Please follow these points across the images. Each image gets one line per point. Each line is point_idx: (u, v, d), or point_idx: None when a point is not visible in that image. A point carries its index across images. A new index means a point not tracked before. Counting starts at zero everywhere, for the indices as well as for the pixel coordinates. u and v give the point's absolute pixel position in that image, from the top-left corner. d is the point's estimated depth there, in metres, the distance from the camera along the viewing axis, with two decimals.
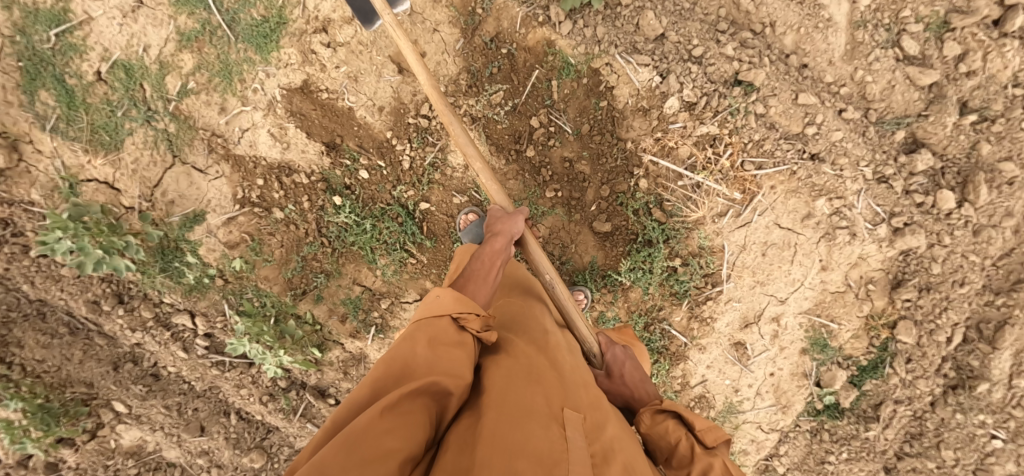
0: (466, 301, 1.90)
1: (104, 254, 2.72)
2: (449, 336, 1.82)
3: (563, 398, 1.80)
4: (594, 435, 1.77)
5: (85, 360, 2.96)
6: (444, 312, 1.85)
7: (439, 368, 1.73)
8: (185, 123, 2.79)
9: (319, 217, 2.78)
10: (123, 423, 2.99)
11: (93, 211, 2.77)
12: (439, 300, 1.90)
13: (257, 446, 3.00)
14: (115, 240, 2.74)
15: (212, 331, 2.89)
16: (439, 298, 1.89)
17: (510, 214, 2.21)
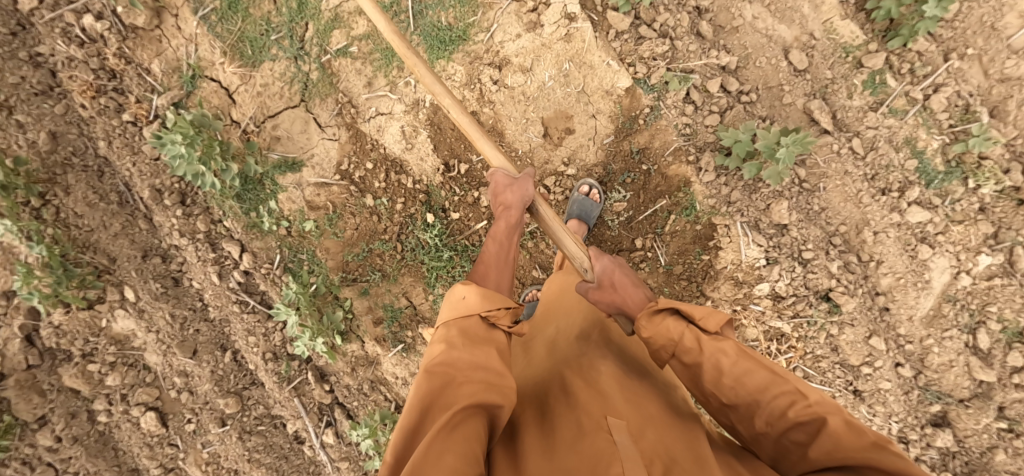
0: (493, 299, 1.95)
1: (203, 169, 2.66)
2: (477, 337, 1.88)
3: (606, 407, 1.81)
4: (641, 436, 1.73)
5: (119, 236, 2.91)
6: (472, 313, 1.91)
7: (472, 381, 1.75)
8: (328, 78, 2.82)
9: (404, 223, 2.81)
10: (122, 309, 2.91)
11: (214, 126, 2.74)
12: (464, 299, 1.95)
13: (235, 393, 2.91)
14: (218, 160, 2.69)
15: (253, 271, 2.86)
16: (466, 297, 1.95)
17: (517, 179, 2.21)
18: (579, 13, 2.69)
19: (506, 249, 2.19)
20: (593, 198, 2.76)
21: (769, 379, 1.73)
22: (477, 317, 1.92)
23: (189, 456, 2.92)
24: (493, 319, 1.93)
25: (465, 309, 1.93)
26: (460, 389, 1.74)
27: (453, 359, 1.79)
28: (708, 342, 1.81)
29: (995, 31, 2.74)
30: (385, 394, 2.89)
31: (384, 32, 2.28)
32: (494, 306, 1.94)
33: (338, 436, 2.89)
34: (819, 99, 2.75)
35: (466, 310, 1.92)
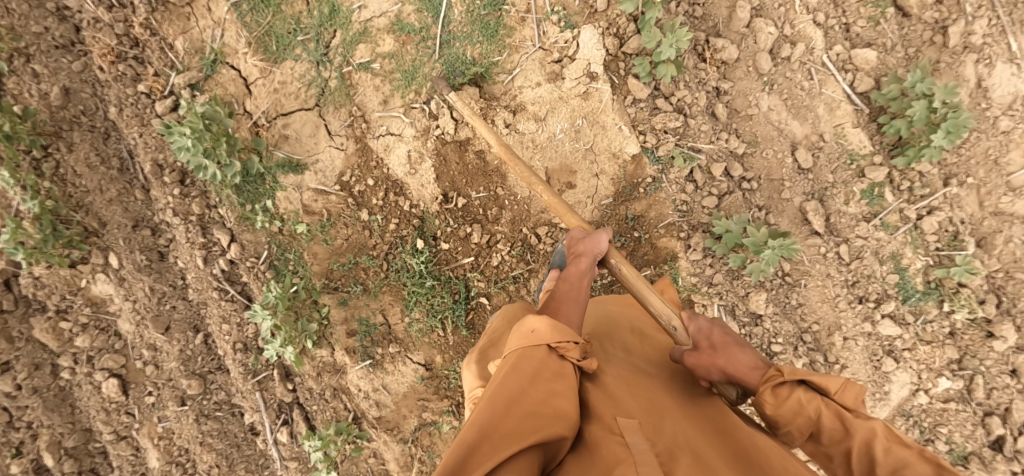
0: (562, 330, 1.83)
1: (207, 162, 2.69)
2: (548, 366, 1.74)
3: (660, 438, 1.72)
4: (657, 436, 1.73)
5: (113, 202, 2.94)
6: (541, 343, 1.78)
7: (539, 412, 1.64)
8: (346, 88, 2.86)
9: (394, 244, 2.85)
10: (103, 274, 2.93)
11: (223, 120, 2.76)
12: (534, 330, 1.81)
13: (199, 375, 2.95)
14: (223, 154, 2.72)
15: (238, 262, 2.90)
16: (536, 329, 1.81)
17: (596, 234, 2.21)
18: (600, 73, 2.76)
19: (577, 288, 2.10)
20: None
21: (825, 391, 1.71)
22: (546, 348, 1.78)
23: (143, 428, 2.95)
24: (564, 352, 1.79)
25: (532, 339, 1.80)
26: (524, 419, 1.62)
27: (521, 389, 1.67)
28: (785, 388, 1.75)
29: (998, 166, 2.81)
30: (346, 403, 2.93)
31: (490, 140, 2.51)
32: (567, 338, 1.81)
33: (291, 437, 2.93)
34: (816, 200, 2.80)
35: (537, 340, 1.79)
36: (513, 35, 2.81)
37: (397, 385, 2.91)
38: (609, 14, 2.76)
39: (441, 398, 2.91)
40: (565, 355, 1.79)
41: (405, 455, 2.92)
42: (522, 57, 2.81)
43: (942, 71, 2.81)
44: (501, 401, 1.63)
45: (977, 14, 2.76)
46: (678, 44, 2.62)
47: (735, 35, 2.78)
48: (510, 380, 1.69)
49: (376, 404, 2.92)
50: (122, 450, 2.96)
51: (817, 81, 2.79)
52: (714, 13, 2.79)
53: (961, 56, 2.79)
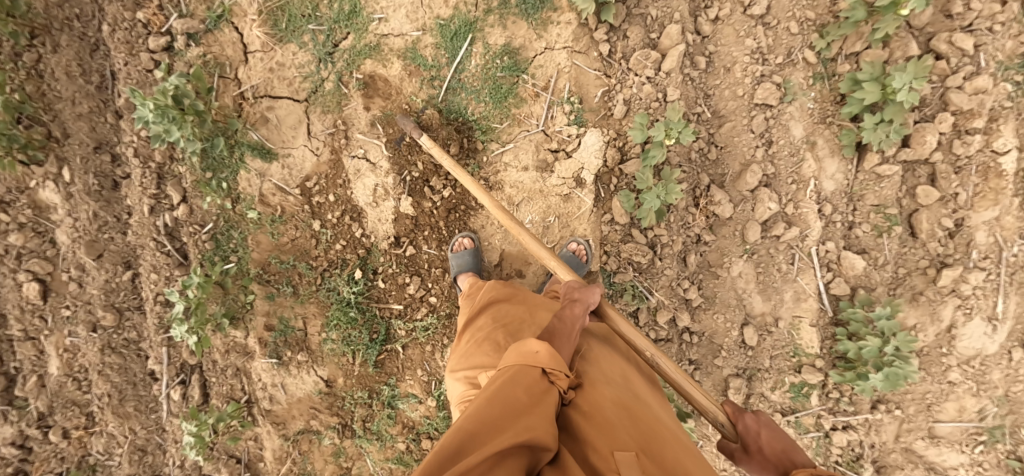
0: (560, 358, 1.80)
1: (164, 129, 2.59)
2: (538, 388, 1.71)
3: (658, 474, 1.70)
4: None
5: (83, 117, 2.89)
6: (536, 367, 1.75)
7: (523, 423, 1.61)
8: (341, 95, 2.76)
9: (335, 263, 2.86)
10: (52, 183, 2.87)
11: (192, 97, 2.61)
12: (534, 353, 1.78)
13: (117, 309, 3.01)
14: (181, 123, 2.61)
15: (184, 221, 2.86)
16: (538, 352, 1.78)
17: (588, 287, 2.06)
18: (588, 182, 2.67)
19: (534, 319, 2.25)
20: (580, 257, 2.63)
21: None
22: (540, 372, 1.74)
23: (51, 336, 2.97)
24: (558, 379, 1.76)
25: (531, 360, 1.76)
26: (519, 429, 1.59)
27: (512, 394, 1.67)
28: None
29: (929, 410, 2.79)
30: (244, 385, 2.99)
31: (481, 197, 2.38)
32: (563, 367, 1.78)
33: (183, 397, 3.02)
34: (744, 376, 2.80)
35: (535, 363, 1.76)
36: (522, 108, 2.68)
37: (295, 388, 2.98)
38: (621, 124, 2.66)
39: (332, 414, 2.98)
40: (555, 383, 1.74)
41: (283, 450, 2.99)
42: (521, 132, 2.69)
43: (921, 303, 2.72)
44: (488, 406, 1.64)
45: (979, 263, 2.67)
46: (665, 197, 2.56)
47: (735, 192, 2.70)
48: (512, 391, 1.66)
49: (270, 398, 2.98)
50: (25, 350, 2.97)
51: (796, 268, 2.73)
52: (726, 163, 2.70)
53: (945, 296, 2.70)
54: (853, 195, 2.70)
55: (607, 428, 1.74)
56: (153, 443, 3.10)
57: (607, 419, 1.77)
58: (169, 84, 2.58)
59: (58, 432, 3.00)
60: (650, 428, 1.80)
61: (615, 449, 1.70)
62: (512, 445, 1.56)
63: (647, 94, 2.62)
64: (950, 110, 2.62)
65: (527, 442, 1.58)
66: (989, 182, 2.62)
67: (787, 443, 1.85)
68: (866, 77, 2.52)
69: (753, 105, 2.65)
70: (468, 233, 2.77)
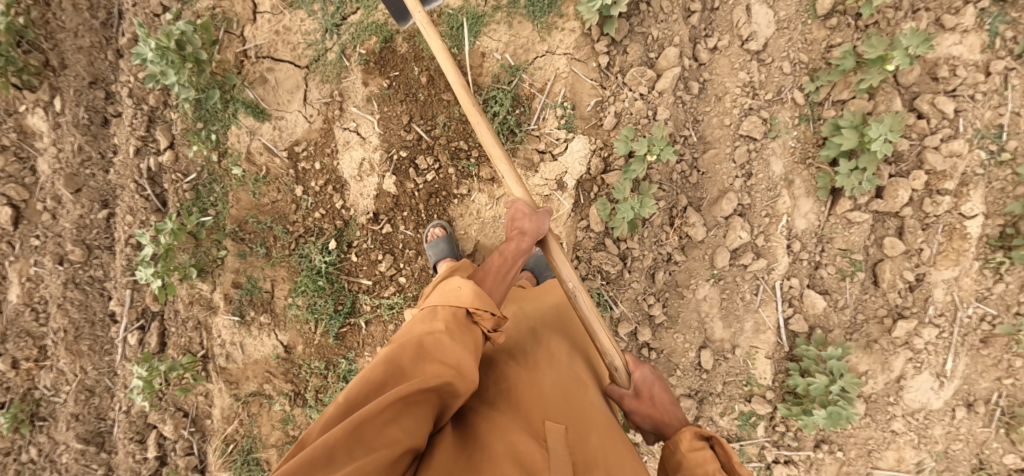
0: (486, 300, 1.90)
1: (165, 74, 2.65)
2: (461, 324, 1.81)
3: (575, 444, 1.82)
4: (575, 446, 1.82)
5: (83, 52, 2.91)
6: (461, 305, 1.85)
7: (432, 369, 1.69)
8: (341, 68, 2.79)
9: (312, 231, 2.87)
10: (42, 110, 2.91)
11: (194, 45, 2.69)
12: (459, 291, 1.90)
13: (86, 245, 2.99)
14: (182, 71, 2.67)
15: (168, 167, 2.89)
16: (463, 291, 1.90)
17: (540, 213, 2.09)
18: (569, 186, 2.71)
19: (507, 267, 2.06)
20: None
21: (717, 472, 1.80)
22: (464, 310, 1.85)
23: (16, 263, 3.01)
24: (478, 317, 1.86)
25: (456, 298, 1.87)
26: (431, 364, 1.70)
27: (441, 340, 1.75)
28: (695, 452, 1.85)
29: (870, 456, 2.86)
30: (202, 339, 3.00)
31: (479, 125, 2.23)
32: (485, 306, 1.87)
33: (140, 343, 3.00)
34: (695, 398, 2.85)
35: (458, 302, 1.86)
36: (516, 106, 2.74)
37: (253, 349, 2.99)
38: (609, 135, 2.73)
39: (286, 381, 2.98)
40: (479, 322, 1.85)
41: (231, 410, 3.01)
42: (512, 127, 2.73)
43: (874, 350, 2.79)
44: (420, 344, 1.74)
45: (934, 319, 2.76)
46: (639, 210, 2.63)
47: (710, 217, 2.75)
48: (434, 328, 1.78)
49: (227, 356, 3.00)
50: None
51: (759, 299, 2.80)
52: (705, 188, 2.76)
53: (899, 347, 2.79)
54: (823, 237, 2.78)
55: (538, 400, 1.89)
56: (101, 386, 3.08)
57: (540, 393, 1.92)
58: (176, 29, 2.66)
59: (7, 361, 3.02)
60: (579, 404, 1.95)
61: (546, 420, 1.84)
62: (421, 389, 1.64)
63: (638, 110, 2.70)
64: (925, 169, 2.71)
65: (439, 386, 1.67)
66: (953, 242, 2.73)
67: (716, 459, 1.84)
68: (845, 124, 2.63)
69: (738, 136, 2.73)
70: (440, 223, 2.79)
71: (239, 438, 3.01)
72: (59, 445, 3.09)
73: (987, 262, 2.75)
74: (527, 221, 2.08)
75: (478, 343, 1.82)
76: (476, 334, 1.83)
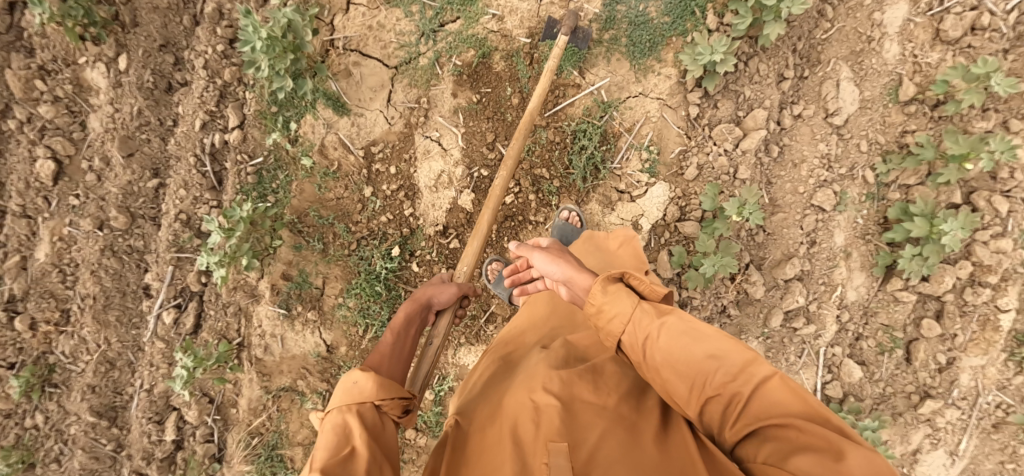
0: (389, 387, 1.89)
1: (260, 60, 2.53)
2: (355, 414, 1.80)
3: (581, 453, 1.73)
4: (582, 455, 1.72)
5: (156, 13, 2.77)
6: (366, 400, 1.83)
7: None
8: (431, 75, 2.75)
9: (375, 235, 2.81)
10: (104, 66, 2.77)
11: (300, 35, 2.57)
12: (360, 385, 1.86)
13: (129, 213, 2.84)
14: (281, 59, 2.55)
15: (232, 146, 2.78)
16: (361, 384, 1.86)
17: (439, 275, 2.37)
18: (643, 229, 2.77)
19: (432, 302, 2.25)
20: (572, 224, 2.68)
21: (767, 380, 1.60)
22: (354, 402, 1.82)
23: (49, 220, 2.85)
24: (385, 409, 1.86)
25: (349, 394, 1.84)
26: None
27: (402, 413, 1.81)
28: (739, 362, 1.62)
29: None
30: (240, 326, 2.90)
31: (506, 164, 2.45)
32: (363, 382, 1.86)
33: (175, 322, 2.87)
34: None
35: (362, 397, 1.84)
36: (602, 143, 2.77)
37: (293, 345, 2.90)
38: (689, 185, 2.77)
39: (322, 380, 2.93)
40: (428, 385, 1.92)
41: (260, 402, 2.92)
42: (596, 163, 2.76)
43: (898, 423, 2.94)
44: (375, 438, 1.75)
45: (956, 401, 2.93)
46: (720, 267, 2.67)
47: (770, 277, 2.84)
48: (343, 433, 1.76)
49: (264, 347, 2.90)
50: (18, 227, 2.83)
51: (802, 361, 2.92)
52: (769, 248, 2.84)
53: (920, 423, 2.94)
54: (869, 311, 2.90)
55: (540, 414, 1.82)
56: (123, 359, 2.94)
57: (544, 405, 1.84)
58: (284, 16, 2.49)
59: (25, 321, 2.85)
60: (584, 407, 1.84)
61: (548, 439, 1.74)
62: None
63: (720, 165, 2.74)
64: (971, 260, 2.84)
65: None
66: (985, 332, 2.88)
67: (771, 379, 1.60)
68: (917, 211, 2.73)
69: (809, 205, 2.82)
70: (497, 258, 2.76)
71: (264, 432, 2.93)
72: (69, 416, 2.94)
73: (1011, 354, 2.91)
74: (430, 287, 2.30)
75: (381, 406, 1.85)
76: (380, 410, 1.84)
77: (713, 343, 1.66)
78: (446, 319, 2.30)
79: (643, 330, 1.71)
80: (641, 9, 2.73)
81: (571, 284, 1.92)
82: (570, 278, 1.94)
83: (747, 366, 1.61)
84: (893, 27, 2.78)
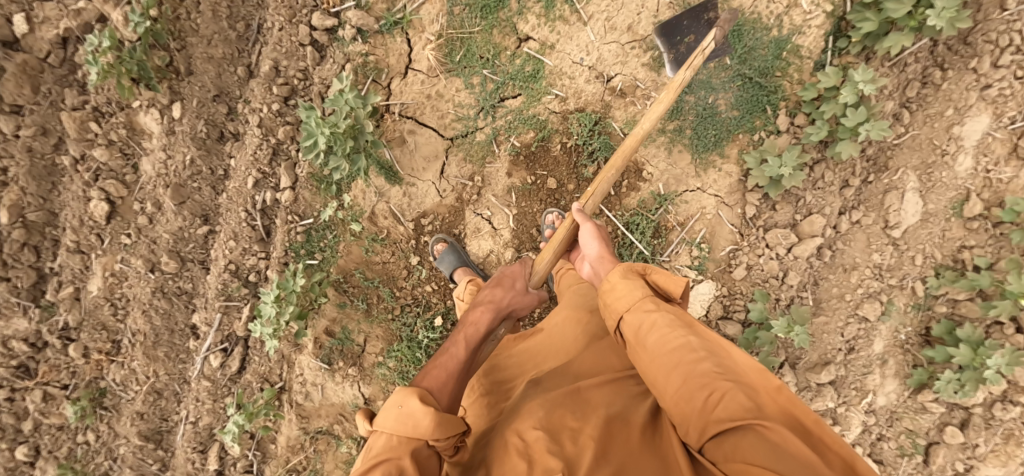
0: (448, 426, 1.72)
1: (319, 140, 2.52)
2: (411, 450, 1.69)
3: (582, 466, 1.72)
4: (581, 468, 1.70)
5: (212, 64, 2.74)
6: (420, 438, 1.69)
7: None
8: (487, 152, 2.71)
9: (418, 303, 2.89)
10: (159, 113, 2.76)
11: (361, 115, 2.54)
12: (415, 416, 1.71)
13: (181, 257, 2.90)
14: (342, 137, 2.53)
15: (284, 205, 2.79)
16: (419, 415, 1.70)
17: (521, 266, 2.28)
18: None
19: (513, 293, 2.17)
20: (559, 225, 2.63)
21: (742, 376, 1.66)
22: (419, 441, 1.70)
23: (102, 256, 2.90)
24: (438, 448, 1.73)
25: (412, 428, 1.70)
26: None
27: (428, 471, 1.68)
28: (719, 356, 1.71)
29: None
30: (283, 372, 2.99)
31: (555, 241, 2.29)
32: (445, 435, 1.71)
33: (221, 365, 2.98)
34: None
35: (416, 434, 1.70)
36: (654, 236, 2.77)
37: (332, 393, 3.00)
38: (737, 283, 2.75)
39: (357, 427, 3.02)
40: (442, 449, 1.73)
41: (298, 441, 3.03)
42: (643, 256, 2.78)
43: None
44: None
45: None
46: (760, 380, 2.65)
47: (803, 378, 2.88)
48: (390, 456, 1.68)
49: (305, 394, 3.00)
50: (71, 261, 2.89)
51: None
52: (807, 350, 2.85)
53: None
54: (895, 415, 2.94)
55: (540, 434, 1.82)
56: (170, 389, 3.04)
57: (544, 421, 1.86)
58: (345, 104, 2.51)
59: (78, 349, 2.95)
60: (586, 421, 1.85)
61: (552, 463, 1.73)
62: None
63: (770, 269, 2.72)
64: (1008, 378, 2.78)
65: None
66: (1008, 445, 2.84)
67: (746, 372, 1.67)
68: (961, 336, 2.72)
69: (853, 313, 2.81)
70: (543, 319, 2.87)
71: (301, 469, 3.05)
72: (119, 438, 3.06)
73: None
74: (501, 294, 2.15)
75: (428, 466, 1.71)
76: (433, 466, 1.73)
77: (703, 339, 1.75)
78: (503, 330, 2.15)
79: (644, 318, 1.82)
80: (711, 101, 2.64)
81: (599, 265, 2.10)
82: (604, 256, 2.11)
83: (734, 365, 1.69)
84: (971, 140, 2.63)
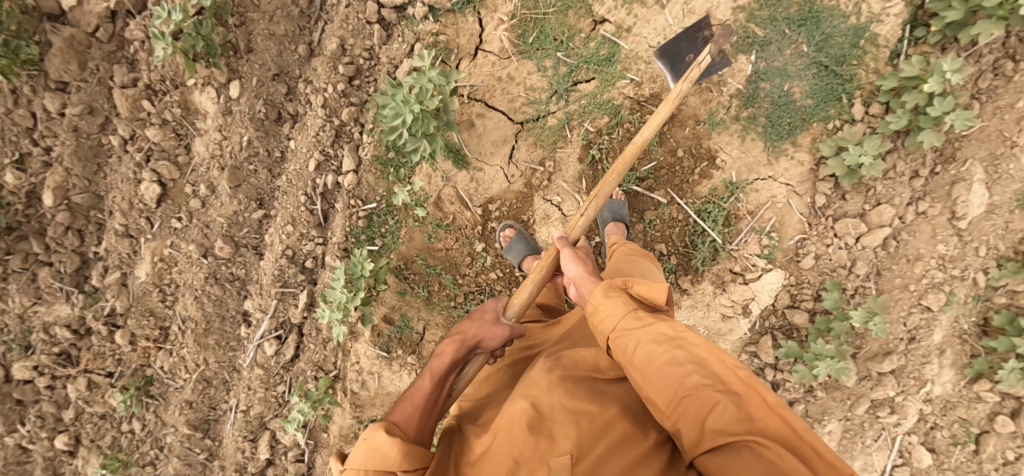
0: (414, 455, 1.81)
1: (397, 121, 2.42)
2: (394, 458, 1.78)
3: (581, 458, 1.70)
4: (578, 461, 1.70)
5: (273, 42, 2.65)
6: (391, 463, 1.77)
7: None
8: (558, 136, 2.66)
9: (481, 290, 2.82)
10: (215, 93, 2.65)
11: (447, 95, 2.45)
12: (383, 447, 1.79)
13: (235, 241, 2.80)
14: (424, 120, 2.44)
15: (347, 189, 2.71)
16: (386, 447, 1.79)
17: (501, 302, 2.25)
18: (754, 313, 2.79)
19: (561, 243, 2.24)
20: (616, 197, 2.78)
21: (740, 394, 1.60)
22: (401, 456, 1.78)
23: (151, 241, 2.80)
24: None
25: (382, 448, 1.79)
26: None
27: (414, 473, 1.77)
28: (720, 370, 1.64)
29: None
30: (337, 361, 2.89)
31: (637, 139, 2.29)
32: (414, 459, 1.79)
33: (275, 353, 2.88)
34: None
35: (385, 463, 1.78)
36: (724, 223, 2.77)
37: (389, 382, 2.90)
38: (804, 273, 2.75)
39: None
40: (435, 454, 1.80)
41: (351, 431, 2.93)
42: (714, 245, 2.78)
43: None
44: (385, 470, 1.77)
45: None
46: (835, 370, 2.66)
47: (864, 367, 2.90)
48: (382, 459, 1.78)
49: (360, 383, 2.90)
50: (119, 245, 2.78)
51: (876, 444, 3.03)
52: (868, 340, 2.86)
53: None
54: (949, 404, 2.94)
55: (537, 422, 1.79)
56: (219, 378, 2.93)
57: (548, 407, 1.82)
58: (431, 82, 2.42)
59: (125, 335, 2.84)
60: (585, 409, 1.81)
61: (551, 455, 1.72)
62: None
63: (838, 258, 2.71)
64: None
65: None
66: None
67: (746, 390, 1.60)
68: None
69: (916, 303, 2.80)
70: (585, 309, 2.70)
71: None
72: (166, 427, 2.93)
73: None
74: (475, 327, 2.13)
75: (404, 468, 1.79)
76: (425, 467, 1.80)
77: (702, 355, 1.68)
78: (479, 362, 2.15)
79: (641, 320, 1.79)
80: (786, 89, 2.62)
81: (581, 284, 2.08)
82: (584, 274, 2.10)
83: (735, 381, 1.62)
84: None
